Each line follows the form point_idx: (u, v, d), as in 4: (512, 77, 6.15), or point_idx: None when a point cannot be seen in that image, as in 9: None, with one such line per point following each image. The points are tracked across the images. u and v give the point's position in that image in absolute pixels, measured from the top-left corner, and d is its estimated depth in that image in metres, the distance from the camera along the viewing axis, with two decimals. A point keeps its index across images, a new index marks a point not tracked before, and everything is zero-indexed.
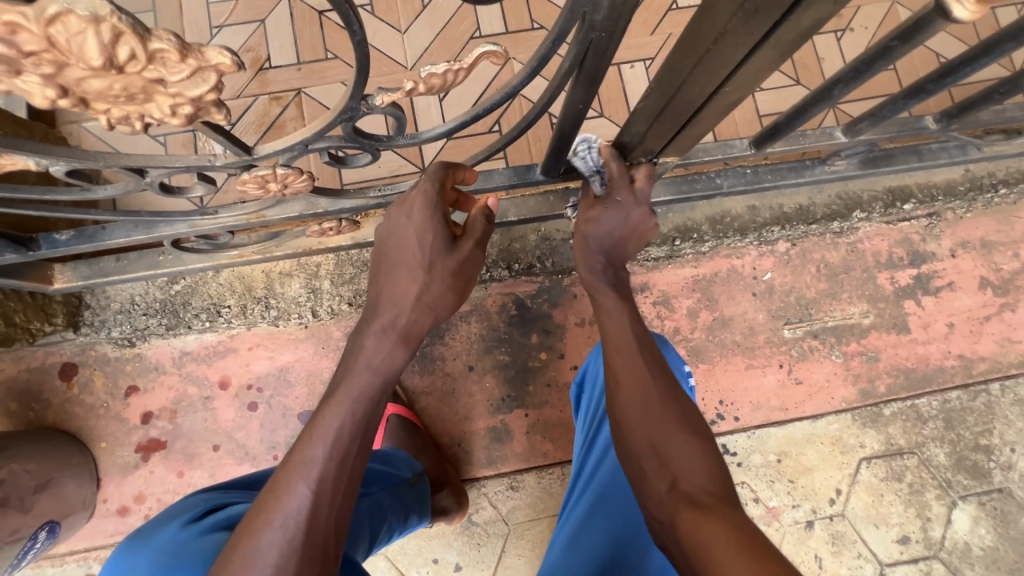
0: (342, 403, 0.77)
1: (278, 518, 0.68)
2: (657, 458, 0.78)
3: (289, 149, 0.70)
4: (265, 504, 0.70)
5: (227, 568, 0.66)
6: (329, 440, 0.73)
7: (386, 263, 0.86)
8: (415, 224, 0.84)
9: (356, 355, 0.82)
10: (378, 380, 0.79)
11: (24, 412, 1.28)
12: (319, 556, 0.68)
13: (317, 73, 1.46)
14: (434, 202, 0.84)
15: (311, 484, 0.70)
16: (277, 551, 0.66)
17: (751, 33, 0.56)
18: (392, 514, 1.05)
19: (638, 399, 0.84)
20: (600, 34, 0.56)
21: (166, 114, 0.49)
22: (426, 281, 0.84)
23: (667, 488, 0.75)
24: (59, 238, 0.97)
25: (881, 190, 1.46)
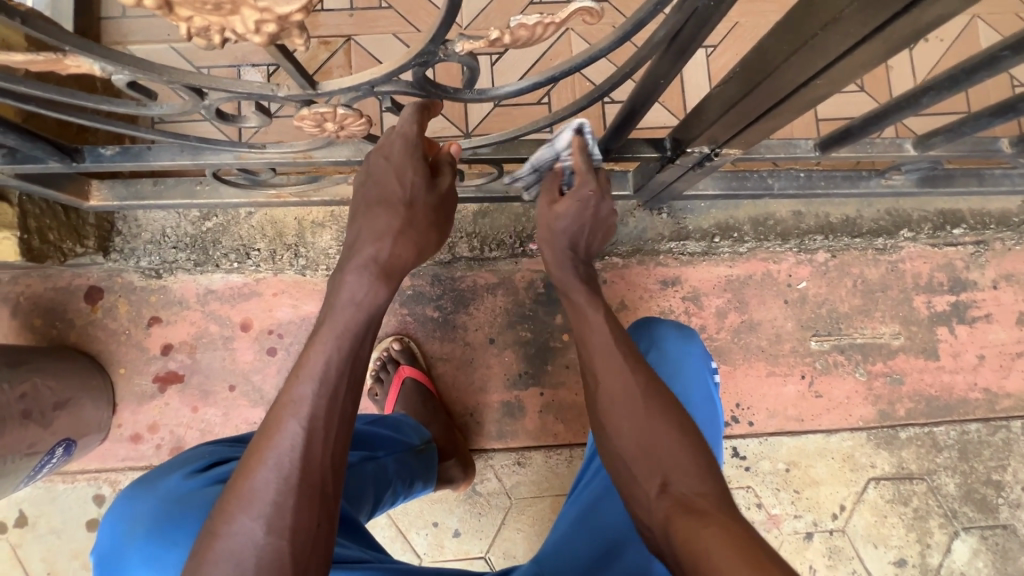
0: (328, 338, 0.72)
1: (272, 454, 0.67)
2: (649, 466, 0.76)
3: (355, 89, 0.68)
4: (257, 444, 0.68)
5: (225, 507, 0.66)
6: (318, 377, 0.70)
7: (360, 205, 0.80)
8: (393, 163, 0.78)
9: (337, 291, 0.76)
10: (366, 316, 0.74)
11: (47, 329, 1.29)
12: (318, 493, 0.68)
13: (370, 21, 1.41)
14: (411, 142, 0.77)
15: (302, 423, 0.68)
16: (273, 489, 0.66)
17: (865, 24, 0.53)
18: (397, 484, 1.05)
19: (624, 411, 0.81)
20: (707, 3, 0.53)
21: (249, 30, 0.46)
22: (407, 218, 0.78)
23: (657, 491, 0.73)
24: (104, 152, 0.96)
25: (932, 211, 1.41)
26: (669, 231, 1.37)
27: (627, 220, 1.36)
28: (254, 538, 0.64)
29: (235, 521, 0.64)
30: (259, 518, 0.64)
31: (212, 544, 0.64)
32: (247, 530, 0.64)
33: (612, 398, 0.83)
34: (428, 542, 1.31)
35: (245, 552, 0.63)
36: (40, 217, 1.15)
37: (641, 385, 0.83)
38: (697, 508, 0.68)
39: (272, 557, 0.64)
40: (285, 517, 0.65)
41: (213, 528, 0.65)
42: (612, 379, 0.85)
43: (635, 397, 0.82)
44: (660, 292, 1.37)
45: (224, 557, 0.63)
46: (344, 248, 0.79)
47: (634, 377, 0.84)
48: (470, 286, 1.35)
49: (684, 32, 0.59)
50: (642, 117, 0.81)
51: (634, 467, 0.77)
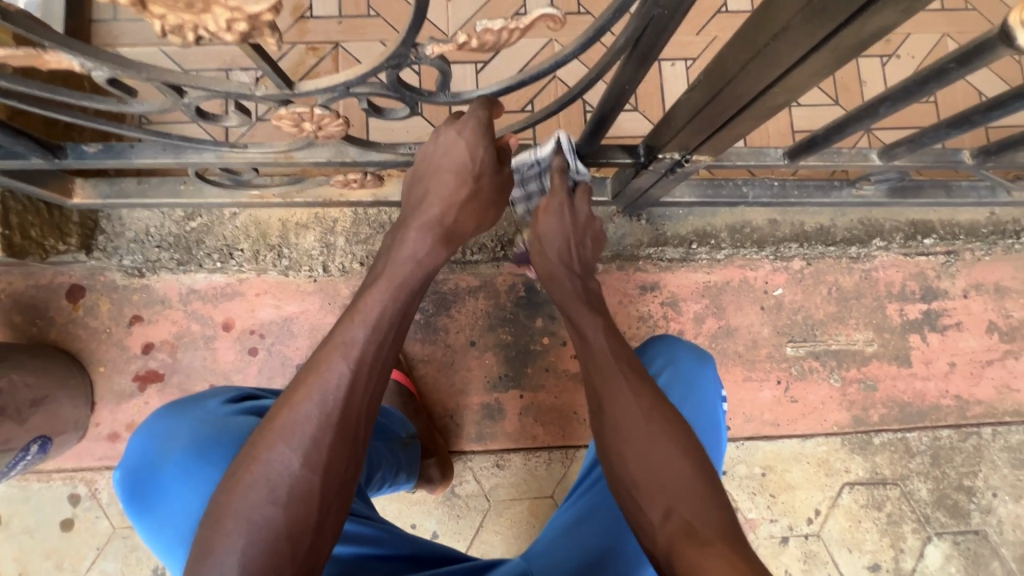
0: (386, 288, 0.79)
1: (316, 388, 0.70)
2: (654, 493, 0.75)
3: (330, 90, 0.70)
4: (302, 377, 0.72)
5: (266, 435, 0.69)
6: (370, 324, 0.75)
7: (426, 170, 0.87)
8: (466, 139, 0.82)
9: (396, 249, 0.84)
10: (420, 273, 0.82)
11: (27, 327, 1.29)
12: (352, 434, 0.71)
13: (358, 28, 1.44)
14: (484, 125, 0.81)
15: (349, 364, 0.72)
16: (314, 423, 0.69)
17: (812, 34, 0.56)
18: (386, 466, 1.07)
19: (630, 436, 0.80)
20: (663, 10, 0.56)
21: (221, 28, 0.49)
22: (473, 191, 0.86)
23: (661, 518, 0.72)
24: (87, 149, 0.97)
25: (904, 221, 1.45)
26: (648, 237, 1.39)
27: (607, 225, 1.38)
28: (290, 467, 0.67)
29: (275, 450, 0.67)
30: (297, 448, 0.67)
31: (251, 467, 0.67)
32: (285, 459, 0.67)
33: (615, 425, 0.82)
34: None
35: (280, 479, 0.66)
36: (23, 214, 1.16)
37: (645, 411, 0.82)
38: (700, 538, 0.67)
39: (303, 489, 0.66)
40: (321, 453, 0.68)
41: (253, 453, 0.68)
42: (619, 406, 0.83)
43: (639, 423, 0.81)
44: (639, 297, 1.39)
45: (258, 481, 0.66)
46: (408, 204, 0.89)
47: (638, 402, 0.83)
48: (452, 288, 1.37)
49: (645, 40, 0.61)
50: (613, 122, 0.84)
51: (641, 491, 0.76)
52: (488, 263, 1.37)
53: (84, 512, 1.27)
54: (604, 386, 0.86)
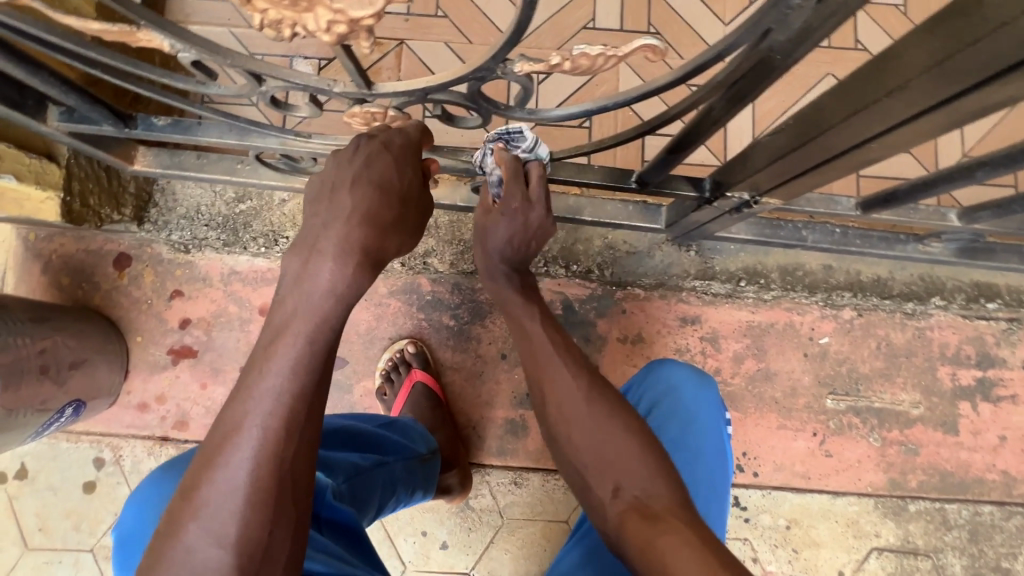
0: (299, 332, 0.65)
1: (227, 451, 0.62)
2: (603, 471, 0.79)
3: (408, 94, 0.68)
4: (213, 441, 0.63)
5: (176, 512, 0.61)
6: (284, 373, 0.64)
7: (320, 198, 0.71)
8: (392, 155, 0.74)
9: (308, 279, 0.67)
10: (339, 305, 0.67)
11: (73, 289, 1.31)
12: (271, 499, 0.62)
13: (424, 27, 1.44)
14: (402, 149, 0.75)
15: (258, 429, 0.62)
16: (222, 492, 0.61)
17: (931, 94, 0.52)
18: (402, 488, 1.05)
19: (569, 420, 0.84)
20: (776, 54, 0.52)
21: (319, 28, 0.47)
22: (401, 213, 0.73)
23: (611, 496, 0.76)
24: (156, 122, 0.98)
25: (967, 282, 1.38)
26: (695, 269, 1.35)
27: (654, 253, 1.35)
28: (198, 545, 0.59)
29: (185, 529, 0.60)
30: (206, 524, 0.60)
31: (166, 545, 0.60)
32: (194, 538, 0.59)
33: (558, 406, 0.86)
34: (414, 551, 1.30)
35: (191, 560, 0.59)
36: (84, 181, 1.18)
37: (582, 390, 0.85)
38: (660, 522, 0.68)
39: (216, 571, 0.59)
40: (234, 527, 0.60)
41: (166, 528, 0.61)
42: (557, 387, 0.87)
43: (579, 400, 0.85)
44: (679, 329, 1.35)
45: (171, 566, 0.59)
46: (303, 232, 0.71)
47: (576, 381, 0.87)
48: (489, 298, 1.35)
49: (744, 80, 0.58)
50: (688, 153, 0.80)
51: (589, 469, 0.81)
52: None
53: (106, 477, 1.29)
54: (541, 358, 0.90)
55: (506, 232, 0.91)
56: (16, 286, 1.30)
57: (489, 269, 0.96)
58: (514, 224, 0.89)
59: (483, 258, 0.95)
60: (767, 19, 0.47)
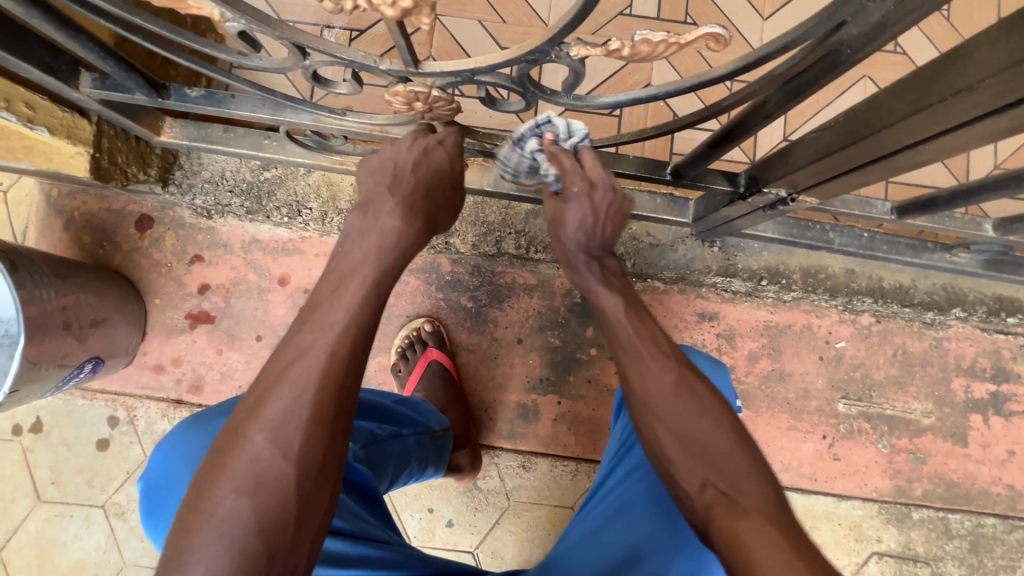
0: (367, 272, 0.74)
1: (291, 372, 0.65)
2: (690, 465, 0.73)
3: (455, 74, 0.68)
4: (277, 365, 0.66)
5: (239, 425, 0.63)
6: (350, 307, 0.70)
7: (381, 175, 0.81)
8: (446, 151, 0.83)
9: (370, 230, 0.77)
10: (395, 255, 0.77)
11: (94, 248, 1.31)
12: (328, 423, 0.64)
13: (457, 4, 1.42)
14: (455, 146, 0.85)
15: (321, 354, 0.66)
16: (285, 407, 0.63)
17: (999, 97, 0.51)
18: (414, 462, 1.06)
19: (660, 411, 0.78)
20: (844, 48, 0.52)
21: (385, 1, 0.47)
22: (450, 198, 0.85)
23: (698, 488, 0.71)
24: (189, 93, 0.97)
25: (988, 296, 1.37)
26: (717, 265, 1.34)
27: (677, 246, 1.34)
28: (259, 455, 0.61)
29: (250, 438, 0.62)
30: (270, 433, 0.62)
31: (228, 453, 0.62)
32: (257, 447, 0.61)
33: (645, 400, 0.80)
34: (420, 526, 1.31)
35: (251, 469, 0.60)
36: (113, 139, 1.17)
37: (674, 383, 0.79)
38: (747, 514, 0.65)
39: (278, 478, 0.60)
40: (295, 441, 0.62)
41: (225, 444, 0.63)
42: (645, 378, 0.81)
43: (671, 396, 0.78)
44: (696, 324, 1.35)
45: (233, 475, 0.60)
46: (363, 195, 0.81)
47: (670, 377, 0.80)
48: (509, 283, 1.35)
49: (804, 75, 0.57)
50: (730, 148, 0.79)
51: (675, 461, 0.75)
52: (549, 264, 1.34)
53: (120, 436, 1.31)
54: (628, 344, 0.84)
55: (576, 219, 0.86)
56: (38, 241, 1.30)
57: (573, 261, 0.91)
58: (584, 209, 0.84)
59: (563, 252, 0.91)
60: (843, 12, 0.47)
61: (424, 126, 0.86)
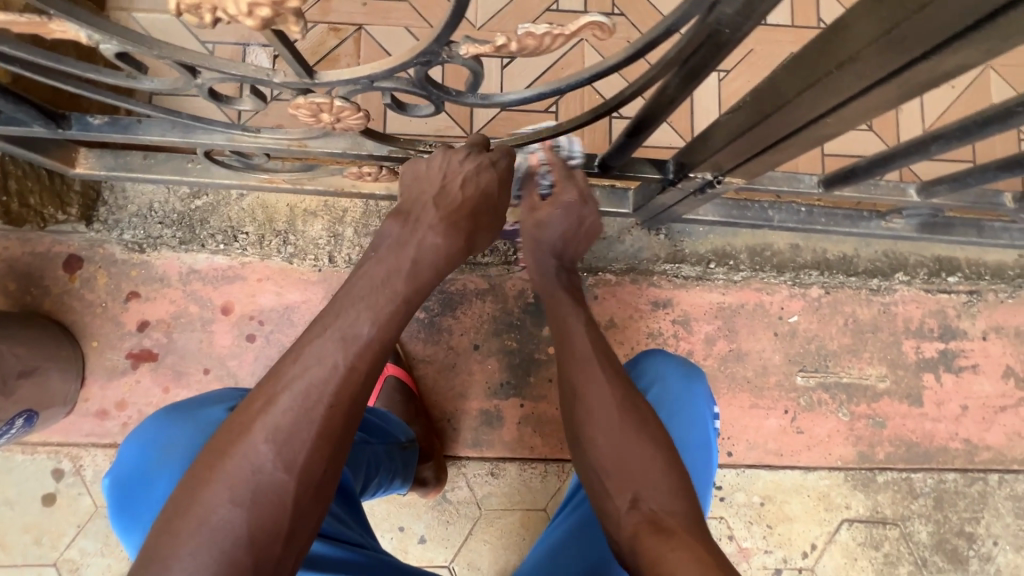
0: (394, 288, 0.71)
1: (305, 382, 0.63)
2: (620, 479, 0.78)
3: (352, 82, 0.66)
4: (289, 369, 0.64)
5: (240, 430, 0.62)
6: (375, 319, 0.68)
7: (428, 184, 0.81)
8: (498, 173, 0.83)
9: (405, 248, 0.75)
10: (429, 273, 0.76)
11: (21, 294, 1.25)
12: (334, 437, 0.63)
13: (382, 12, 1.40)
14: (508, 170, 0.85)
15: (336, 365, 0.64)
16: (292, 419, 0.61)
17: (881, 66, 0.51)
18: (383, 472, 1.03)
19: (600, 422, 0.83)
20: (723, 29, 0.51)
21: (241, 12, 0.44)
22: (493, 219, 0.84)
23: (626, 505, 0.75)
24: (93, 122, 0.92)
25: (928, 257, 1.40)
26: (665, 252, 1.35)
27: (623, 238, 1.34)
28: (261, 464, 0.60)
29: (252, 446, 0.60)
30: (276, 443, 0.61)
31: (224, 461, 0.60)
32: (259, 455, 0.60)
33: (588, 410, 0.85)
34: (392, 546, 1.29)
35: (247, 478, 0.60)
36: (22, 180, 1.15)
37: (619, 402, 0.84)
38: (664, 529, 0.70)
39: (278, 491, 0.60)
40: (297, 454, 0.61)
41: (224, 448, 0.61)
42: (592, 390, 0.86)
43: (612, 412, 0.83)
44: (651, 313, 1.35)
45: (230, 480, 0.59)
46: (405, 203, 0.81)
47: (613, 393, 0.85)
48: (460, 289, 1.33)
49: (695, 59, 0.57)
50: (647, 136, 0.78)
51: (607, 469, 0.80)
52: (499, 266, 1.33)
53: (67, 489, 1.25)
54: (577, 358, 0.89)
55: (559, 224, 0.94)
56: None
57: (542, 273, 0.97)
58: (570, 216, 0.94)
59: (535, 259, 0.97)
60: None
61: (481, 141, 0.85)
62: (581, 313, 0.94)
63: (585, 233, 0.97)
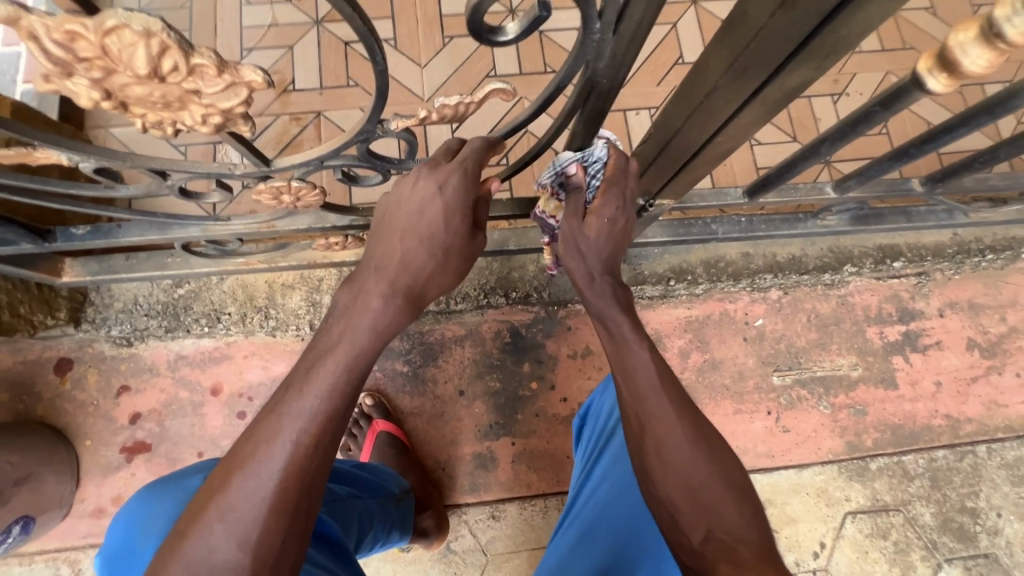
0: (341, 356, 0.68)
1: (255, 460, 0.62)
2: (690, 511, 0.66)
3: (305, 165, 0.75)
4: (242, 449, 0.63)
5: (198, 511, 0.61)
6: (323, 392, 0.66)
7: (389, 225, 0.74)
8: (445, 202, 0.71)
9: (351, 310, 0.72)
10: (372, 336, 0.70)
11: (14, 404, 1.29)
12: (290, 511, 0.62)
13: (338, 98, 1.54)
14: (458, 194, 0.71)
15: (293, 439, 0.63)
16: (247, 501, 0.61)
17: (740, 90, 0.61)
18: (378, 524, 1.04)
19: (668, 458, 0.70)
20: (602, 79, 0.62)
21: (197, 122, 0.54)
22: (442, 262, 0.74)
23: (701, 538, 0.64)
24: (76, 232, 1.00)
25: (872, 247, 1.49)
26: (627, 277, 1.42)
27: None
28: (219, 547, 0.59)
29: (209, 528, 0.60)
30: (229, 525, 0.60)
31: (183, 543, 0.60)
32: (216, 537, 0.60)
33: (659, 445, 0.71)
34: None
35: (204, 559, 0.59)
36: (11, 292, 1.19)
37: (692, 437, 0.71)
38: (741, 563, 0.61)
39: (234, 571, 0.59)
40: (253, 532, 0.60)
41: (184, 528, 0.61)
42: (661, 425, 0.72)
43: (686, 450, 0.70)
44: None
45: (189, 562, 0.59)
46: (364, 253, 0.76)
47: (683, 425, 0.71)
48: (439, 339, 1.38)
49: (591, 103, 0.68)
50: None
51: (680, 512, 0.67)
52: (473, 311, 1.40)
53: None
54: (639, 382, 0.74)
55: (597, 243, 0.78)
56: None
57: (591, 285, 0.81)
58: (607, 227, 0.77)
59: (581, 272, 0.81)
60: (583, 53, 0.57)
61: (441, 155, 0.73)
62: (638, 330, 0.79)
63: (621, 234, 0.80)
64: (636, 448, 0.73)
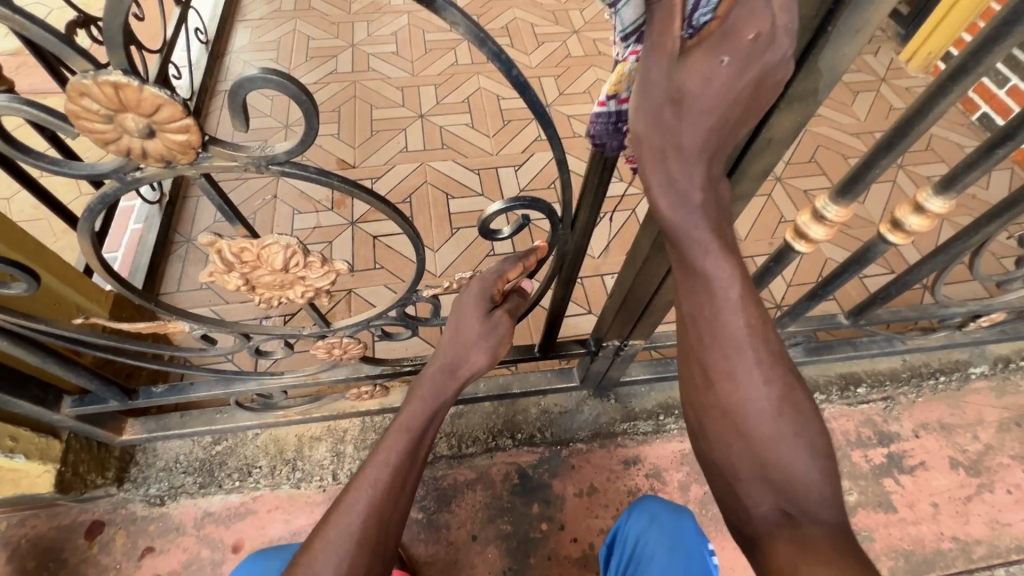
0: (410, 420, 0.83)
1: (348, 502, 0.74)
2: (755, 481, 0.65)
3: (356, 325, 1.00)
4: (340, 496, 0.76)
5: (307, 547, 0.71)
6: (398, 448, 0.79)
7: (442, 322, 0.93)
8: (469, 294, 0.91)
9: (414, 386, 0.87)
10: (432, 409, 0.85)
11: (38, 572, 1.33)
12: (374, 545, 0.71)
13: (366, 279, 1.88)
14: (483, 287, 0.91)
15: (373, 485, 0.75)
16: (346, 532, 0.71)
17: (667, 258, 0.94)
18: None
19: (747, 426, 0.65)
20: (569, 253, 0.96)
21: (298, 297, 0.80)
22: (472, 339, 0.89)
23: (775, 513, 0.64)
24: (156, 391, 1.21)
25: (834, 375, 1.68)
26: (620, 413, 1.57)
27: (582, 407, 1.57)
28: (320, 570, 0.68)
29: (314, 554, 0.69)
30: (330, 552, 0.69)
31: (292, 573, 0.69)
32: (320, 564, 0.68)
33: (731, 408, 0.66)
34: None
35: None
36: (78, 451, 1.33)
37: (774, 399, 0.65)
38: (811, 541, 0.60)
39: None
40: (347, 558, 0.69)
41: (296, 559, 0.71)
42: (739, 388, 0.65)
43: (766, 414, 0.65)
44: (625, 472, 1.51)
45: None
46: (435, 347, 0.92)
47: (766, 384, 0.65)
48: (452, 483, 1.47)
49: (566, 267, 1.01)
50: (560, 325, 1.18)
51: (749, 482, 0.66)
52: (483, 454, 1.51)
53: None
54: (719, 332, 0.65)
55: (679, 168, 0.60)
56: None
57: (674, 205, 0.61)
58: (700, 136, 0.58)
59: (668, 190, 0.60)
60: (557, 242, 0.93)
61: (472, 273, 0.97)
62: (726, 265, 0.65)
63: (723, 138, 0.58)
64: (702, 407, 0.70)
